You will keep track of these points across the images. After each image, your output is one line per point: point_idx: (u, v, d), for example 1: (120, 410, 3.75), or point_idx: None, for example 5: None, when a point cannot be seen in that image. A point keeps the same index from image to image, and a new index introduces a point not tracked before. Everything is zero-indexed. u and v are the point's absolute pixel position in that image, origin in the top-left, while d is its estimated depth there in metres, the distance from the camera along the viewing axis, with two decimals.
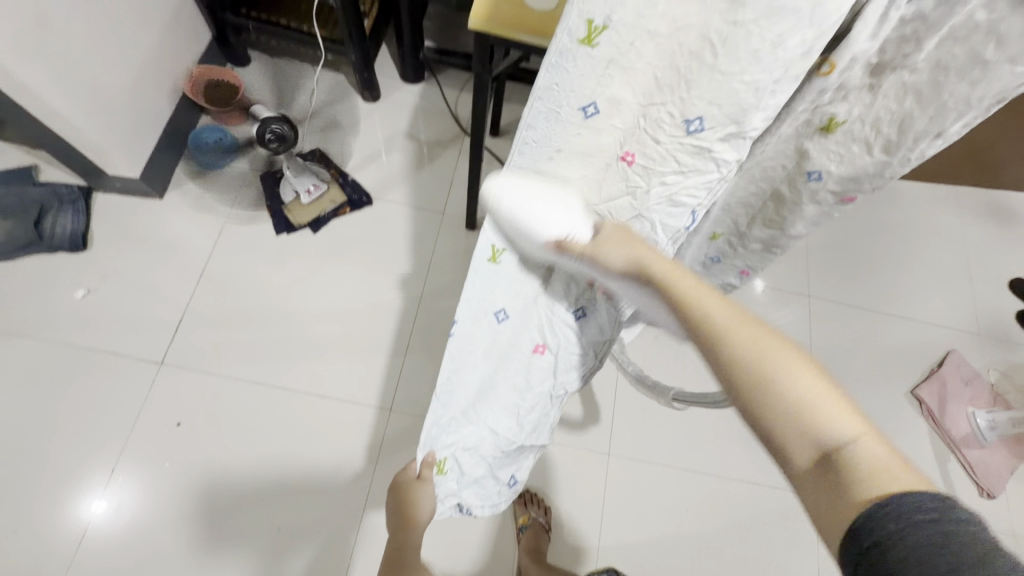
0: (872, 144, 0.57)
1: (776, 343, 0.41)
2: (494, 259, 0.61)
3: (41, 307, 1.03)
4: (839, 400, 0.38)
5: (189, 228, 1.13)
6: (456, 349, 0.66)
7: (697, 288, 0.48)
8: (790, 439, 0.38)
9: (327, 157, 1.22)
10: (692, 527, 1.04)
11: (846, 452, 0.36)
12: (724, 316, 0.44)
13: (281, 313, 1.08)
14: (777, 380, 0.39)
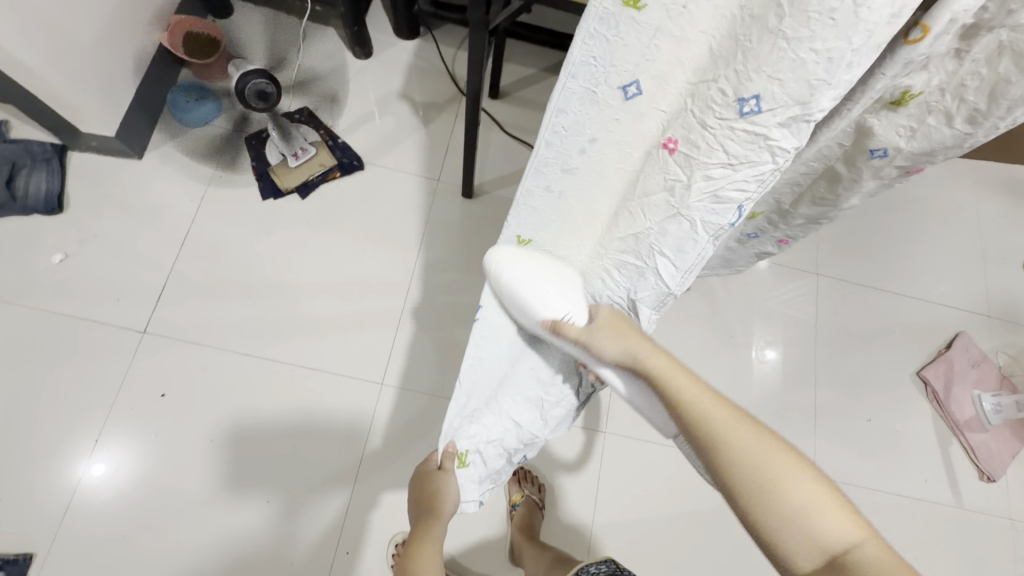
0: (951, 116, 0.48)
1: (772, 450, 0.48)
2: (522, 246, 0.60)
3: (21, 272, 1.01)
4: (832, 499, 0.45)
5: (173, 192, 1.10)
6: (486, 333, 0.60)
7: (691, 387, 0.53)
8: (793, 551, 0.44)
9: (316, 117, 1.17)
10: (677, 501, 1.06)
11: (851, 554, 0.43)
12: (711, 404, 0.51)
13: (271, 283, 1.07)
14: (774, 477, 0.46)
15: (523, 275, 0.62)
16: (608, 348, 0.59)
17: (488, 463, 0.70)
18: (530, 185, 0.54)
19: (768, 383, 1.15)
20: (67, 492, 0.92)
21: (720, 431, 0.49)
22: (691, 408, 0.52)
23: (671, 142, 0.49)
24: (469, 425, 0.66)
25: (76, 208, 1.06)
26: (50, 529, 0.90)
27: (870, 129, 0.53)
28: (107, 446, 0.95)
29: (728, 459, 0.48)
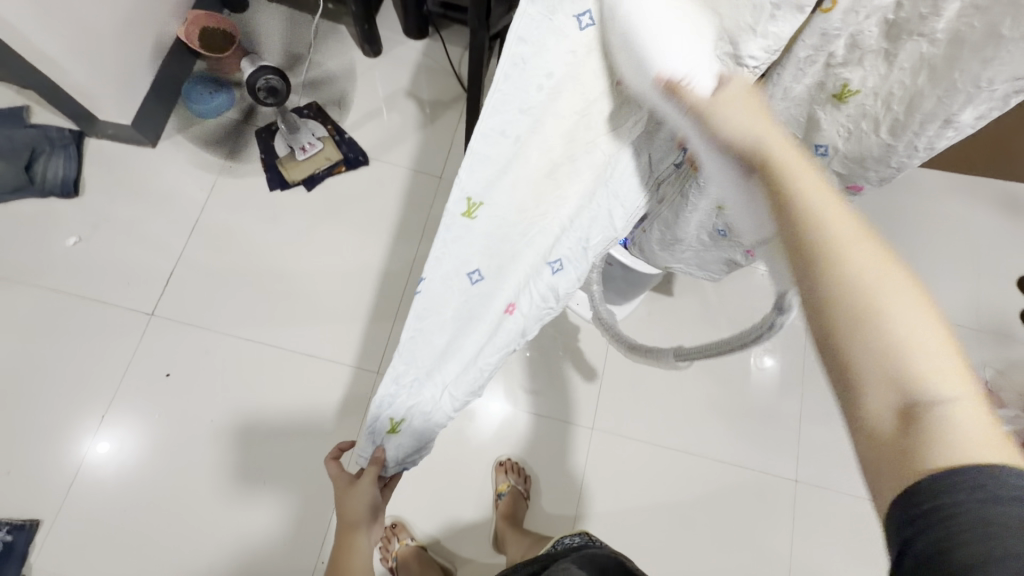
0: (879, 122, 0.49)
1: (902, 288, 0.34)
2: (469, 214, 0.49)
3: (37, 253, 1.06)
4: (945, 351, 0.33)
5: (183, 180, 1.14)
6: (422, 308, 0.54)
7: (798, 159, 0.39)
8: (869, 389, 0.33)
9: (324, 111, 1.21)
10: (660, 498, 1.09)
11: (942, 412, 0.31)
12: (827, 199, 0.36)
13: (275, 272, 1.11)
14: (877, 304, 0.33)
15: (467, 248, 0.51)
16: (732, 120, 0.40)
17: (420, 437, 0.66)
18: (484, 129, 0.42)
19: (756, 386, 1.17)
20: (74, 464, 0.97)
21: (825, 232, 0.35)
22: (813, 223, 0.36)
23: (627, 87, 0.43)
24: (403, 398, 0.60)
25: (91, 192, 1.10)
26: (56, 498, 0.95)
27: (817, 124, 0.53)
28: (119, 425, 0.99)
29: (824, 269, 0.35)
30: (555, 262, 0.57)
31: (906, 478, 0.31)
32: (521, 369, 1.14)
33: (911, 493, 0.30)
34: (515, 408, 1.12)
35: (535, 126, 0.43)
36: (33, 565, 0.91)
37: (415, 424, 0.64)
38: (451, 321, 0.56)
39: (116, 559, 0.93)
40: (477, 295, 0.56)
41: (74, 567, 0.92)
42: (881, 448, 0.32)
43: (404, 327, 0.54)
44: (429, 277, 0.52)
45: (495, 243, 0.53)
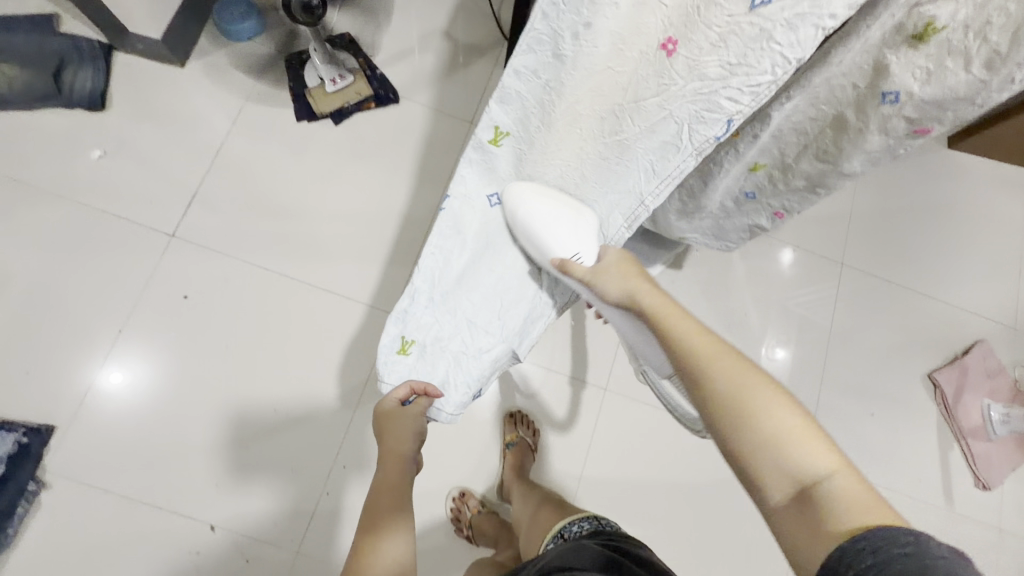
0: (970, 60, 0.47)
1: (757, 383, 0.47)
2: (495, 142, 0.61)
3: (60, 165, 1.05)
4: (818, 437, 0.43)
5: (210, 104, 1.11)
6: (444, 227, 0.64)
7: (670, 310, 0.56)
8: (764, 476, 0.43)
9: (357, 44, 1.16)
10: (666, 464, 1.09)
11: (825, 486, 0.41)
12: (698, 341, 0.52)
13: (295, 205, 1.09)
14: (752, 406, 0.46)
15: (491, 170, 0.64)
16: (608, 288, 0.61)
17: (428, 364, 0.65)
18: (517, 66, 0.54)
19: (775, 365, 1.15)
20: (93, 382, 0.97)
21: (710, 365, 0.50)
22: (687, 357, 0.51)
23: (671, 43, 0.49)
24: (420, 314, 0.64)
25: (117, 108, 1.09)
26: (72, 407, 0.96)
27: (886, 69, 0.51)
28: (144, 359, 1.00)
29: (708, 391, 0.48)
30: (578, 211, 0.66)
31: (821, 545, 0.38)
32: None
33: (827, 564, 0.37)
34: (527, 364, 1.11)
35: (559, 71, 0.53)
36: (46, 468, 0.93)
37: (425, 349, 0.65)
38: (472, 241, 0.66)
39: (127, 470, 0.95)
40: (495, 219, 0.67)
41: (86, 474, 0.94)
42: (788, 527, 0.41)
43: (427, 242, 0.63)
44: (453, 195, 0.63)
45: (516, 175, 0.65)
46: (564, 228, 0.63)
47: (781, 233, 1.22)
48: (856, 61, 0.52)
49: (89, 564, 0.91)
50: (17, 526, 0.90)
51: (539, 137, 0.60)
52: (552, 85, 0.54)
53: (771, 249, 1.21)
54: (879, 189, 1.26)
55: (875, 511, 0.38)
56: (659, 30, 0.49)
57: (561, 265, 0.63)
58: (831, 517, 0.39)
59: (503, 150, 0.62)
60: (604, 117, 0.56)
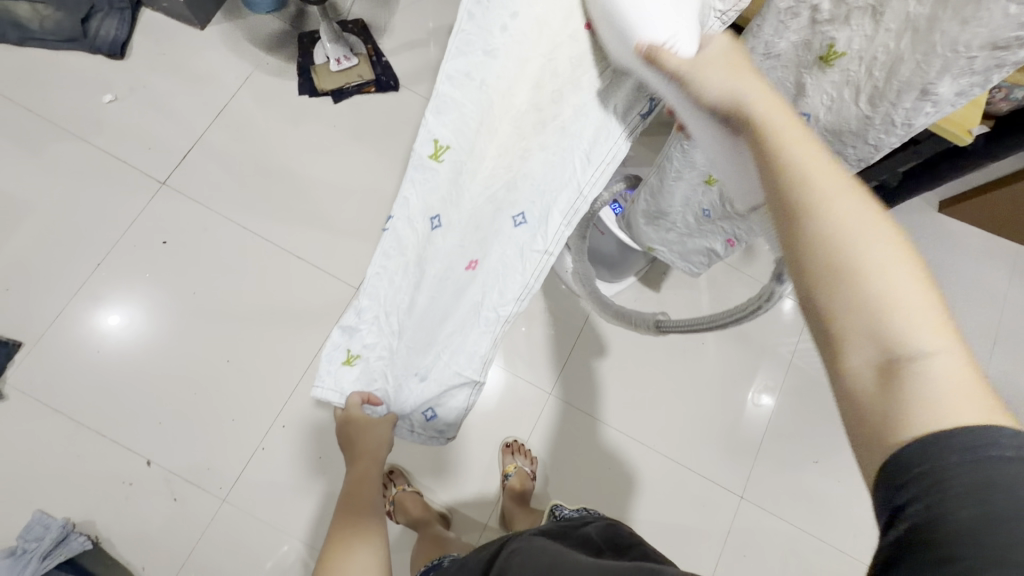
0: (860, 91, 0.51)
1: (872, 219, 0.31)
2: (435, 157, 0.57)
3: (74, 102, 1.12)
4: (933, 305, 0.29)
5: (220, 65, 1.18)
6: (388, 246, 0.62)
7: (785, 121, 0.37)
8: (848, 345, 0.30)
9: (368, 30, 1.22)
10: (597, 475, 1.11)
11: (927, 367, 0.28)
12: (807, 149, 0.35)
13: (282, 171, 1.14)
14: (855, 245, 0.30)
15: (433, 192, 0.60)
16: (712, 87, 0.41)
17: (375, 374, 0.70)
18: (449, 71, 0.52)
19: (725, 399, 1.16)
20: (79, 314, 1.03)
21: (806, 171, 0.33)
22: (790, 177, 0.33)
23: (600, 21, 0.48)
24: (365, 334, 0.67)
25: (136, 58, 1.16)
26: (41, 327, 1.02)
27: (804, 87, 0.55)
28: (133, 313, 1.05)
29: (804, 215, 0.32)
30: (517, 216, 0.62)
31: (896, 439, 0.27)
32: None
33: (890, 467, 0.27)
34: None
35: (494, 65, 0.51)
36: (7, 380, 0.99)
37: (370, 363, 0.69)
38: (412, 266, 0.64)
39: (81, 395, 1.00)
40: (433, 242, 0.63)
41: (42, 392, 0.99)
42: (871, 411, 0.29)
43: (371, 262, 0.63)
44: (395, 217, 0.61)
45: (455, 194, 0.61)
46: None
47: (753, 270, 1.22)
48: (783, 77, 0.57)
49: (29, 475, 0.95)
50: None
51: (480, 142, 0.58)
52: (488, 84, 0.53)
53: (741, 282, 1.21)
54: None
55: (979, 410, 0.27)
56: (584, 9, 0.48)
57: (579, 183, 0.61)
58: (929, 410, 0.27)
59: (444, 167, 0.58)
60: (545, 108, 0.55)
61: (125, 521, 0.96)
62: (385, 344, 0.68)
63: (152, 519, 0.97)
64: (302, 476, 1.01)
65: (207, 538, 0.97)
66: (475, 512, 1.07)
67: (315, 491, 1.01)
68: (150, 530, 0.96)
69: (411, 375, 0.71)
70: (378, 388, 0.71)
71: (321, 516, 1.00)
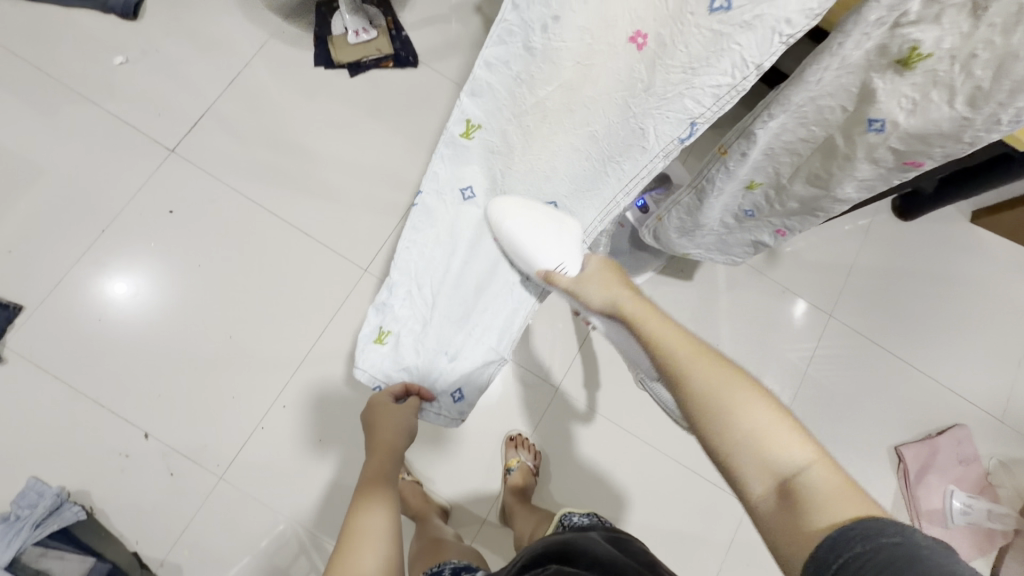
0: (954, 92, 0.47)
1: (737, 383, 0.48)
2: (467, 136, 0.62)
3: (85, 63, 1.09)
4: (792, 430, 0.45)
5: (236, 33, 1.14)
6: (417, 221, 0.68)
7: (660, 319, 0.58)
8: (749, 475, 0.44)
9: (389, 3, 1.18)
10: (601, 474, 1.08)
11: (802, 479, 0.42)
12: (679, 340, 0.54)
13: (294, 145, 1.11)
14: (728, 403, 0.47)
15: (465, 165, 0.66)
16: (591, 296, 0.65)
17: (403, 352, 0.73)
18: (489, 57, 0.54)
19: None
20: (82, 281, 1.01)
21: (680, 361, 0.52)
22: (671, 367, 0.53)
23: (640, 36, 0.50)
24: (398, 306, 0.72)
25: (149, 20, 1.13)
26: (42, 291, 1.00)
27: (873, 93, 0.50)
28: (136, 282, 1.03)
29: (688, 392, 0.50)
30: (549, 204, 0.70)
31: (808, 541, 0.39)
32: None
33: (821, 556, 0.37)
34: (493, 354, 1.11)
35: (531, 64, 0.54)
36: (7, 344, 0.97)
37: (400, 340, 0.73)
38: (445, 237, 0.70)
39: (81, 364, 0.98)
40: (465, 213, 0.70)
41: (41, 358, 0.97)
42: (779, 522, 0.41)
43: (403, 236, 0.69)
44: (426, 192, 0.67)
45: (487, 171, 0.67)
46: (551, 239, 0.66)
47: (774, 272, 1.18)
48: (844, 84, 0.52)
49: (26, 440, 0.94)
50: None
51: (512, 134, 0.62)
52: (521, 75, 0.56)
53: (761, 285, 1.17)
54: (888, 247, 1.21)
55: (850, 501, 0.40)
56: (627, 24, 0.49)
57: (546, 275, 0.68)
58: (816, 512, 0.40)
59: (475, 143, 0.63)
60: (575, 111, 0.58)
61: (120, 493, 0.95)
62: (415, 316, 0.72)
63: (148, 492, 0.95)
64: (301, 458, 0.99)
65: (202, 515, 0.96)
66: (474, 506, 1.05)
67: (313, 474, 0.99)
68: (146, 503, 0.95)
69: (438, 355, 0.74)
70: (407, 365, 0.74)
71: (318, 499, 0.99)
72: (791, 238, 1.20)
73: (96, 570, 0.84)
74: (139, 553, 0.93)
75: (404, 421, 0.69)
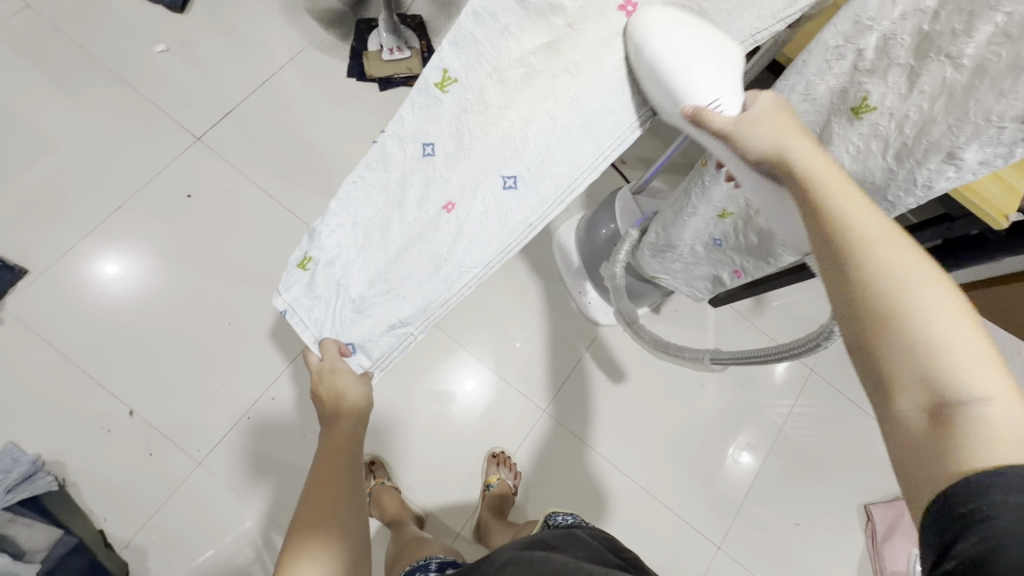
0: (888, 144, 0.51)
1: (929, 272, 0.31)
2: (441, 87, 0.61)
3: (126, 45, 1.14)
4: (983, 347, 0.29)
5: (275, 36, 1.20)
6: (372, 159, 0.65)
7: (830, 172, 0.38)
8: (901, 378, 0.30)
9: (424, 29, 1.25)
10: (576, 501, 1.09)
11: (980, 412, 0.27)
12: (859, 208, 0.35)
13: (316, 147, 1.15)
14: (905, 292, 0.31)
15: (433, 120, 0.64)
16: (755, 142, 0.44)
17: (319, 286, 0.69)
18: (477, 7, 0.54)
19: (714, 446, 1.15)
20: (89, 253, 1.03)
21: (847, 219, 0.35)
22: (830, 222, 0.35)
23: (630, 3, 0.54)
24: (327, 233, 0.68)
25: (195, 14, 1.19)
26: (49, 258, 1.01)
27: (829, 133, 0.56)
28: (144, 263, 1.04)
29: (859, 266, 0.33)
30: (508, 178, 0.65)
31: (943, 476, 0.27)
32: (502, 329, 1.15)
33: (945, 498, 0.26)
34: (484, 372, 1.13)
35: (522, 20, 0.54)
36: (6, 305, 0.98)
37: (322, 272, 0.69)
38: (393, 185, 0.67)
39: (76, 334, 0.99)
40: (423, 167, 0.66)
41: (37, 322, 0.98)
42: (916, 456, 0.28)
43: (353, 170, 0.66)
44: (387, 133, 0.64)
45: (450, 126, 0.64)
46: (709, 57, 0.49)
47: (760, 321, 1.23)
48: (812, 120, 0.57)
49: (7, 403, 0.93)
50: None
51: (488, 88, 0.61)
52: (510, 31, 0.55)
53: (748, 332, 1.22)
54: None
55: None
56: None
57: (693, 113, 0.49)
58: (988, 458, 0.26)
59: (449, 99, 0.62)
60: (557, 76, 0.59)
61: (95, 468, 0.94)
62: (344, 254, 0.69)
63: (123, 468, 0.94)
64: (282, 451, 1.00)
65: (173, 500, 0.94)
66: (451, 520, 1.05)
67: (294, 468, 0.99)
68: (118, 481, 0.94)
69: (346, 304, 0.69)
70: (319, 303, 0.69)
71: (293, 495, 0.98)
72: (779, 291, 1.25)
73: (63, 541, 0.84)
74: (104, 531, 0.91)
75: (348, 385, 0.67)
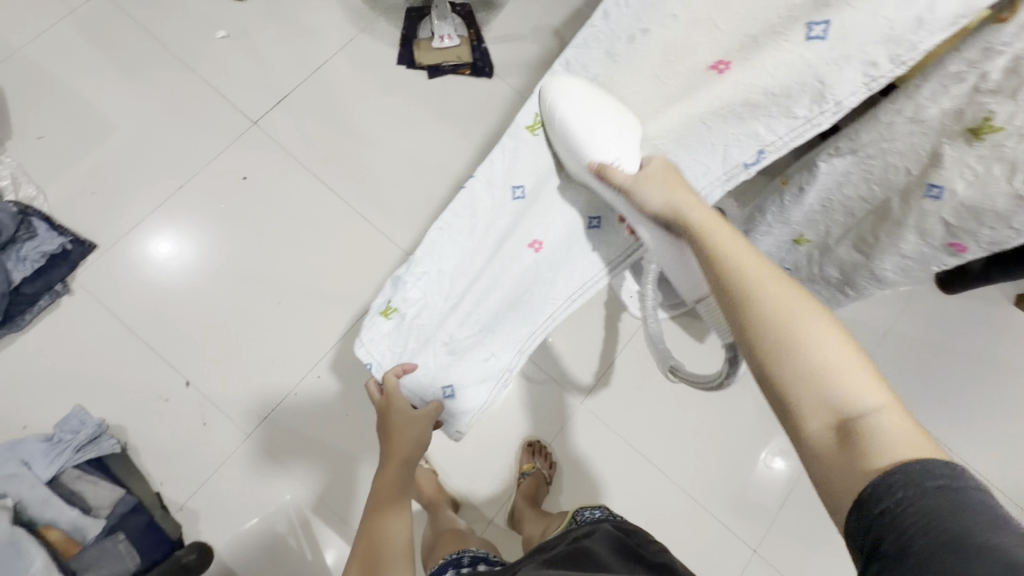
0: (1014, 168, 0.46)
1: (810, 311, 0.39)
2: (532, 129, 0.62)
3: (188, 32, 1.18)
4: (863, 369, 0.37)
5: (328, 24, 1.22)
6: (459, 205, 0.65)
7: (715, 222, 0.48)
8: (804, 404, 0.37)
9: (473, 16, 1.25)
10: (606, 495, 1.08)
11: (873, 420, 0.35)
12: (755, 267, 0.43)
13: (362, 133, 1.17)
14: (795, 335, 0.38)
15: (521, 163, 0.63)
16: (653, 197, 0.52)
17: (408, 335, 0.68)
18: (569, 58, 0.59)
19: (752, 450, 1.12)
20: (148, 232, 1.08)
21: (741, 271, 0.43)
22: (733, 275, 0.43)
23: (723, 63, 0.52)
24: (411, 287, 0.66)
25: (251, 2, 1.22)
26: (115, 234, 1.07)
27: (940, 159, 0.50)
28: (198, 241, 1.09)
29: (754, 326, 0.40)
30: (592, 220, 0.68)
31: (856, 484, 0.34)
32: None
33: (865, 499, 0.33)
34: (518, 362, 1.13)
35: (610, 69, 0.58)
36: (77, 276, 1.04)
37: (408, 320, 0.67)
38: (479, 229, 0.66)
39: (138, 307, 1.04)
40: (512, 212, 0.66)
41: (103, 293, 1.04)
42: (825, 456, 0.36)
43: (439, 218, 0.65)
44: (477, 177, 0.64)
45: (538, 166, 0.64)
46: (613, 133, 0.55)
47: None
48: (915, 145, 0.52)
49: (75, 368, 1.00)
50: (34, 314, 1.00)
51: None
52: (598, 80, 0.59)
53: None
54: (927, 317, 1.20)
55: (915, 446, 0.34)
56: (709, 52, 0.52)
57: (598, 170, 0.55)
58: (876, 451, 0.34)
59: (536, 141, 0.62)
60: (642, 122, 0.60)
61: (153, 433, 0.99)
62: (427, 305, 0.67)
63: (178, 438, 0.99)
64: (326, 431, 1.03)
65: (221, 471, 0.99)
66: (484, 506, 1.07)
67: (335, 453, 1.02)
68: (174, 447, 0.99)
69: (439, 347, 0.70)
70: (415, 357, 0.69)
71: (333, 473, 1.01)
72: None
73: (123, 501, 0.92)
74: (161, 494, 0.96)
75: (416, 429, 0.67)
